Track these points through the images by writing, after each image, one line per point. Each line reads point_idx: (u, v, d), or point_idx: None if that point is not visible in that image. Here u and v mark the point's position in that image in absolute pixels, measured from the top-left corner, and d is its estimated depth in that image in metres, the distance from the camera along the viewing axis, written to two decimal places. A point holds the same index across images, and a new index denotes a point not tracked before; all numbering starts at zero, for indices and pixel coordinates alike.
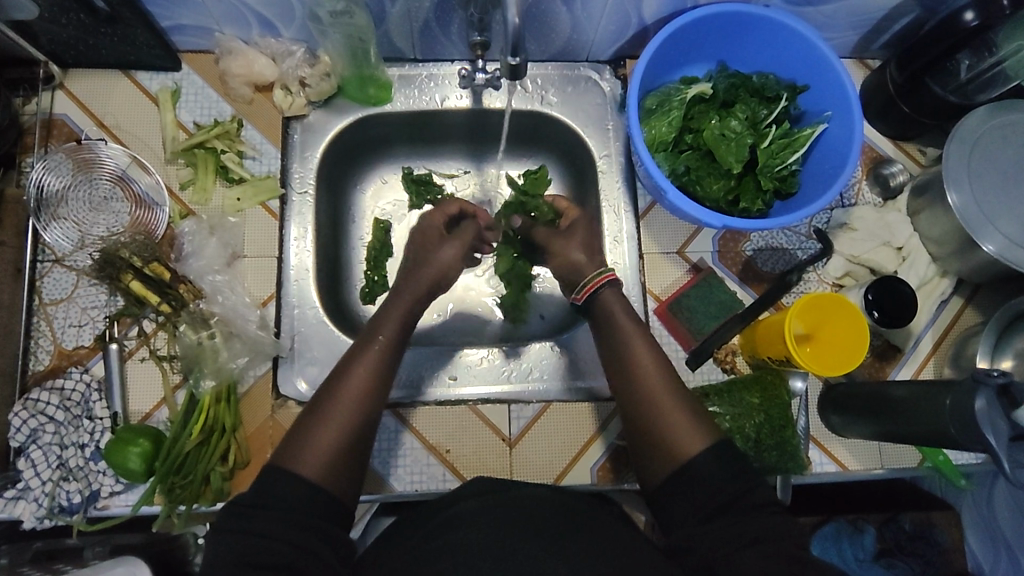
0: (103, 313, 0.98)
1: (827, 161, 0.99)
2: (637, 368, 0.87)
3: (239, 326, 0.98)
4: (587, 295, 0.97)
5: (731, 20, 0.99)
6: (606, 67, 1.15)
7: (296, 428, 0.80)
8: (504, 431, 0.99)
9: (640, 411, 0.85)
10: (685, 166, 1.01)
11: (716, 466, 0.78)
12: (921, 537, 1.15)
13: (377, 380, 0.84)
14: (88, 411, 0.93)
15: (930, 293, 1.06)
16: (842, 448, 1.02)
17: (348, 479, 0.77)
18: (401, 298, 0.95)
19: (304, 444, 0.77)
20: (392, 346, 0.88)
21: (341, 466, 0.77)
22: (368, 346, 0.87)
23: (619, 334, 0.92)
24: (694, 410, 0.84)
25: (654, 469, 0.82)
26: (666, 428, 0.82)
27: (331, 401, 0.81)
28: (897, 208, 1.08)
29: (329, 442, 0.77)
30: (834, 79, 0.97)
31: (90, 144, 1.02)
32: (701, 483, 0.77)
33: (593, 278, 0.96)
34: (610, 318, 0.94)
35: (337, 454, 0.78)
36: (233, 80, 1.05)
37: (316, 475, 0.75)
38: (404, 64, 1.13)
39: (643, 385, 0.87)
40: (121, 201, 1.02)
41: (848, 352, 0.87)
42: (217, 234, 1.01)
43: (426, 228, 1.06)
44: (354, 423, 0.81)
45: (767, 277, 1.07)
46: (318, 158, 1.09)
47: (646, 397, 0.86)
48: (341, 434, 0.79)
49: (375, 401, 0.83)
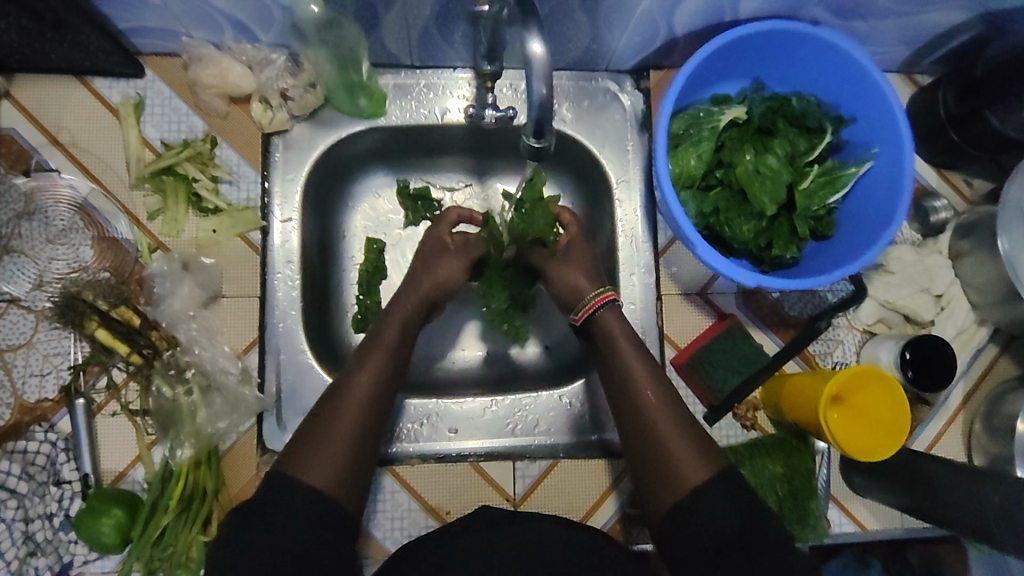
0: (68, 362, 0.88)
1: (870, 206, 0.87)
2: (638, 382, 0.84)
3: (219, 379, 0.89)
4: (585, 317, 0.90)
5: (777, 38, 0.86)
6: (628, 78, 1.02)
7: (303, 436, 0.80)
8: (507, 490, 0.95)
9: (637, 432, 0.83)
10: (713, 206, 0.90)
11: (720, 495, 0.76)
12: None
13: (382, 386, 0.85)
14: (55, 475, 0.85)
15: (966, 344, 0.99)
16: (862, 508, 0.99)
17: (357, 486, 0.79)
18: (400, 302, 0.93)
19: (314, 453, 0.78)
20: (395, 350, 0.89)
21: (351, 474, 0.79)
22: (371, 353, 0.87)
23: (611, 348, 0.87)
24: (693, 430, 0.82)
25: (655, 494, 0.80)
26: (666, 450, 0.80)
27: (336, 409, 0.82)
28: (937, 249, 1.00)
29: (339, 451, 0.78)
30: (885, 110, 0.85)
31: (42, 174, 0.90)
32: (705, 511, 0.75)
33: (593, 298, 0.90)
34: (608, 342, 0.88)
35: (347, 464, 0.79)
36: (203, 92, 0.92)
37: (328, 485, 0.76)
38: (399, 70, 0.99)
39: (637, 410, 0.83)
40: (81, 231, 0.90)
41: (884, 435, 0.81)
42: (191, 273, 0.90)
43: (421, 240, 1.00)
44: (360, 433, 0.81)
45: (793, 322, 0.99)
46: (302, 179, 0.96)
47: (643, 415, 0.83)
48: (349, 444, 0.80)
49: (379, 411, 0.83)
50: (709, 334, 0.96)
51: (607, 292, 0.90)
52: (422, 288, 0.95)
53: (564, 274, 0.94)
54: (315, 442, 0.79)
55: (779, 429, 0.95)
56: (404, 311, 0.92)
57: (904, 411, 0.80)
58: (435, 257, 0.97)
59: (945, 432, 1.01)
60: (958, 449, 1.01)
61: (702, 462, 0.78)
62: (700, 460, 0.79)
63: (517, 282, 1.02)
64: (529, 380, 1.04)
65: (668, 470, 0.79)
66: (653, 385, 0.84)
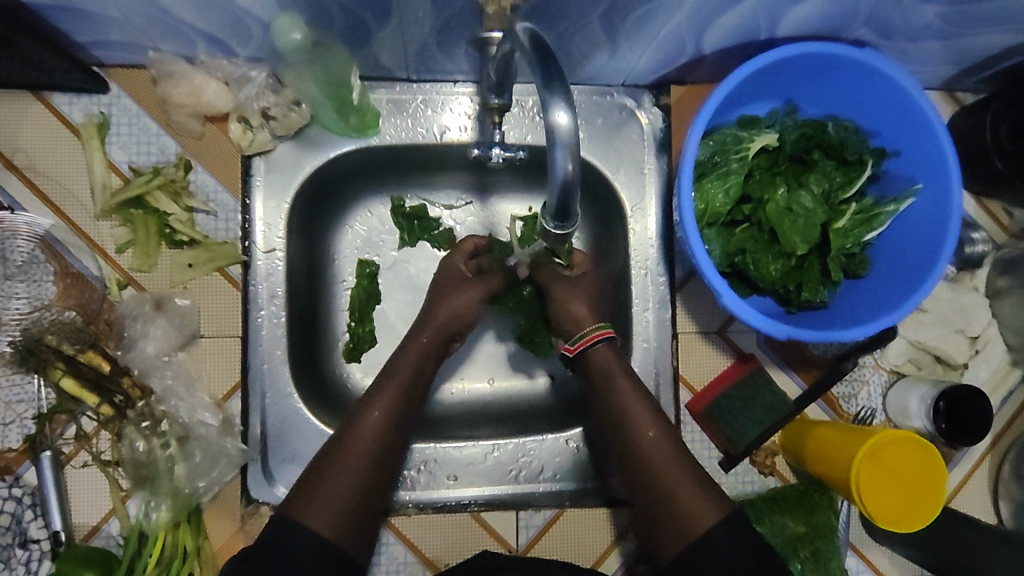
0: (32, 409, 0.81)
1: (909, 246, 0.82)
2: (636, 420, 0.78)
3: (197, 429, 0.83)
4: (580, 351, 0.83)
5: (816, 61, 0.78)
6: (645, 93, 0.94)
7: (309, 476, 0.74)
8: (510, 541, 0.89)
9: (639, 474, 0.77)
10: (738, 245, 0.83)
11: (730, 543, 0.70)
12: None
13: (397, 423, 0.79)
14: (22, 535, 0.79)
15: (998, 387, 0.92)
16: (881, 555, 0.91)
17: (361, 533, 0.73)
18: (416, 335, 0.86)
19: (319, 495, 0.72)
20: (411, 384, 0.82)
21: (356, 520, 0.73)
22: (386, 387, 0.81)
23: (606, 383, 0.81)
24: (697, 472, 0.76)
25: (663, 542, 0.74)
26: (671, 495, 0.74)
27: (344, 447, 0.76)
28: (973, 286, 0.93)
29: (342, 492, 0.73)
30: (932, 145, 0.79)
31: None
32: (717, 562, 0.69)
33: (589, 331, 0.83)
34: (607, 381, 0.81)
35: (352, 508, 0.73)
36: (175, 111, 0.83)
37: (331, 531, 0.70)
38: (394, 84, 0.90)
39: (640, 452, 0.77)
40: (43, 266, 0.82)
41: (917, 502, 0.76)
42: (166, 313, 0.82)
43: (437, 267, 0.92)
44: (367, 473, 0.75)
45: (818, 362, 0.92)
46: (288, 205, 0.88)
47: (643, 456, 0.77)
48: (356, 486, 0.74)
49: (389, 448, 0.78)
50: (728, 378, 0.89)
51: (603, 329, 0.83)
52: (435, 322, 0.86)
53: (567, 304, 0.86)
54: (322, 484, 0.73)
55: (800, 478, 0.90)
56: (421, 344, 0.85)
57: (939, 479, 0.76)
58: (451, 288, 0.88)
59: (971, 477, 0.93)
60: (982, 496, 0.93)
61: (709, 506, 0.73)
62: (708, 503, 0.73)
63: (522, 314, 0.95)
64: (535, 420, 0.96)
65: (674, 517, 0.73)
66: (652, 423, 0.78)
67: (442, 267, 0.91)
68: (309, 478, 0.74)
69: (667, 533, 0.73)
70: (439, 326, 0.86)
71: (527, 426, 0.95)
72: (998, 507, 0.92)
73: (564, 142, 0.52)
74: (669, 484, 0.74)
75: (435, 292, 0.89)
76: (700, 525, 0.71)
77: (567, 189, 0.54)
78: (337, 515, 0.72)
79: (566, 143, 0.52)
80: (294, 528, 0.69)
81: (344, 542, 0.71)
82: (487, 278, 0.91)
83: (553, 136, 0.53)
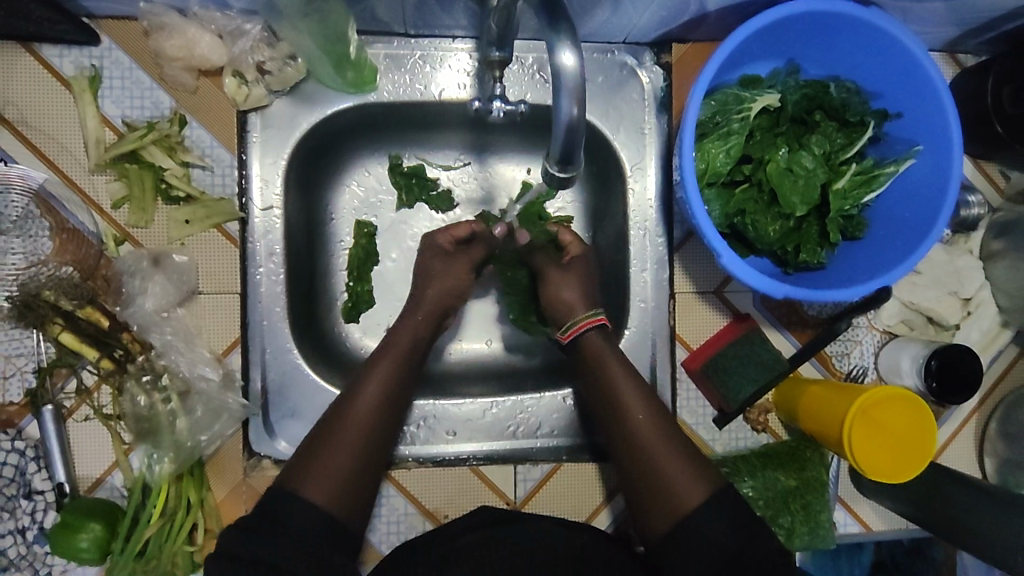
0: (32, 363, 0.81)
1: (907, 209, 0.82)
2: (625, 403, 0.80)
3: (198, 384, 0.83)
4: (572, 338, 0.85)
5: (820, 19, 0.78)
6: (647, 51, 0.93)
7: (308, 447, 0.75)
8: (508, 494, 0.91)
9: (627, 453, 0.78)
10: (738, 206, 0.83)
11: (718, 518, 0.71)
12: None
13: (394, 395, 0.80)
14: (26, 486, 0.80)
15: (988, 348, 0.94)
16: (866, 507, 0.94)
17: (359, 503, 0.75)
18: (411, 312, 0.87)
19: (316, 465, 0.74)
20: (408, 358, 0.83)
21: (354, 490, 0.74)
22: (382, 361, 0.81)
23: (597, 368, 0.82)
24: (687, 449, 0.77)
25: (650, 519, 0.75)
26: (660, 474, 0.75)
27: (343, 418, 0.77)
28: (968, 249, 0.94)
29: (341, 463, 0.74)
30: (935, 107, 0.79)
31: None
32: (704, 538, 0.70)
33: (581, 318, 0.85)
34: (597, 364, 0.82)
35: (350, 479, 0.74)
36: (169, 65, 0.82)
37: (329, 500, 0.72)
38: (392, 39, 0.88)
39: (629, 433, 0.78)
40: (38, 221, 0.80)
41: (906, 460, 0.78)
42: (163, 269, 0.82)
43: (426, 238, 0.93)
44: (365, 444, 0.76)
45: (813, 323, 0.93)
46: (286, 162, 0.87)
47: (633, 436, 0.78)
48: (355, 456, 0.75)
49: (387, 421, 0.79)
50: (725, 338, 0.90)
51: (595, 316, 0.85)
52: (426, 302, 0.87)
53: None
54: (320, 452, 0.74)
55: (792, 434, 0.92)
56: (416, 321, 0.86)
57: (929, 440, 0.78)
58: (436, 264, 0.90)
59: (957, 436, 0.95)
60: (968, 454, 0.95)
61: (698, 483, 0.74)
62: (695, 480, 0.74)
63: (520, 273, 0.95)
64: (532, 379, 0.97)
65: (664, 493, 0.74)
66: (642, 406, 0.79)
67: (424, 246, 0.92)
68: (307, 449, 0.75)
69: (653, 507, 0.75)
70: (434, 303, 0.88)
71: (524, 384, 0.96)
72: (982, 463, 0.95)
73: (569, 86, 0.56)
74: (659, 463, 0.76)
75: (421, 272, 0.90)
76: (689, 501, 0.73)
77: (571, 133, 0.58)
78: (335, 484, 0.73)
79: (571, 89, 0.56)
80: (292, 499, 0.71)
81: (342, 511, 0.73)
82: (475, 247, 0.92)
83: (559, 78, 0.56)
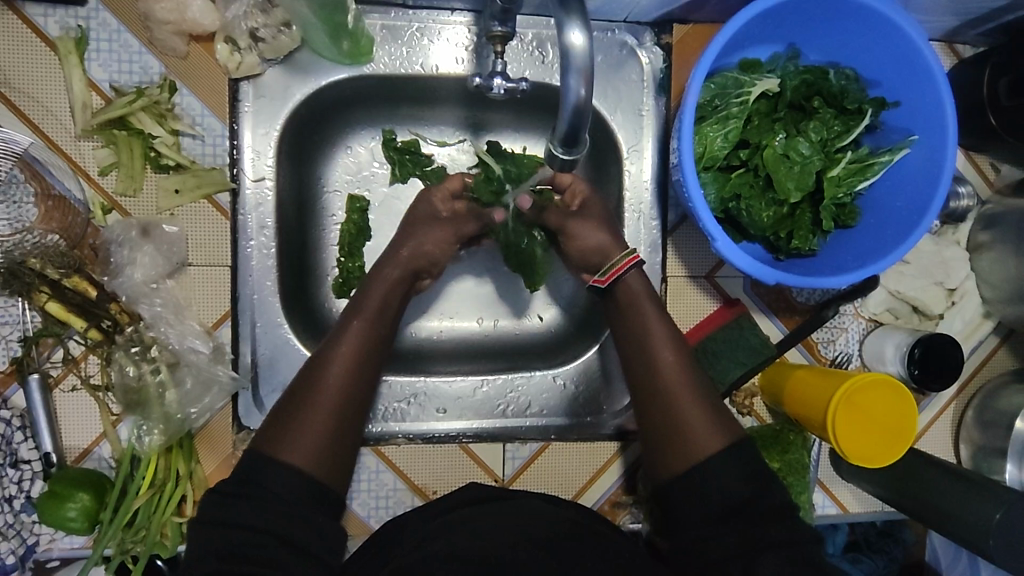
0: (17, 332, 0.80)
1: (899, 197, 0.83)
2: (655, 346, 0.81)
3: (187, 357, 0.83)
4: (611, 281, 0.84)
5: (823, 3, 0.78)
6: (647, 31, 0.92)
7: (282, 412, 0.75)
8: (497, 471, 0.92)
9: (645, 401, 0.80)
10: (733, 191, 0.84)
11: (720, 465, 0.73)
12: (889, 534, 1.09)
13: (367, 357, 0.79)
14: (12, 455, 0.79)
15: (969, 337, 0.96)
16: (847, 491, 0.95)
17: (343, 464, 0.75)
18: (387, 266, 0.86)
19: (292, 429, 0.73)
20: (378, 318, 0.82)
21: (334, 454, 0.74)
22: (351, 323, 0.80)
23: (630, 312, 0.83)
24: (711, 402, 0.78)
25: (663, 462, 0.77)
26: (681, 422, 0.77)
27: (317, 383, 0.76)
28: (955, 240, 0.95)
29: (317, 427, 0.73)
30: (933, 96, 0.79)
31: None
32: (715, 485, 0.72)
33: (619, 258, 0.85)
34: (632, 305, 0.83)
35: (328, 443, 0.74)
36: (158, 28, 0.79)
37: (308, 465, 0.71)
38: (389, 10, 0.87)
39: (649, 384, 0.80)
40: (21, 187, 0.79)
41: (874, 453, 0.81)
42: (152, 240, 0.81)
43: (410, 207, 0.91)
44: (340, 408, 0.76)
45: (800, 309, 0.94)
46: (278, 133, 0.86)
47: (658, 380, 0.79)
48: (333, 419, 0.75)
49: (361, 382, 0.78)
50: (715, 323, 0.91)
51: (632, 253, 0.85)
52: (406, 253, 0.87)
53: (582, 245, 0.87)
54: (296, 418, 0.74)
55: (776, 418, 0.94)
56: (389, 279, 0.85)
57: (903, 439, 0.81)
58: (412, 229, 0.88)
59: (936, 421, 0.97)
60: (945, 438, 0.98)
61: (716, 433, 0.75)
62: (716, 432, 0.76)
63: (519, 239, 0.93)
64: (523, 360, 0.98)
65: (680, 441, 0.76)
66: (672, 348, 0.80)
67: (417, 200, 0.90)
68: (281, 415, 0.74)
69: (669, 454, 0.76)
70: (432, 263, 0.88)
71: (514, 363, 0.98)
72: (958, 448, 0.98)
73: (578, 65, 0.56)
74: (679, 411, 0.77)
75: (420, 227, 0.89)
76: (704, 451, 0.74)
77: (578, 113, 0.58)
78: (313, 451, 0.72)
79: (580, 67, 0.56)
80: (274, 464, 0.70)
81: (321, 473, 0.72)
82: (478, 217, 0.91)
83: (568, 58, 0.56)
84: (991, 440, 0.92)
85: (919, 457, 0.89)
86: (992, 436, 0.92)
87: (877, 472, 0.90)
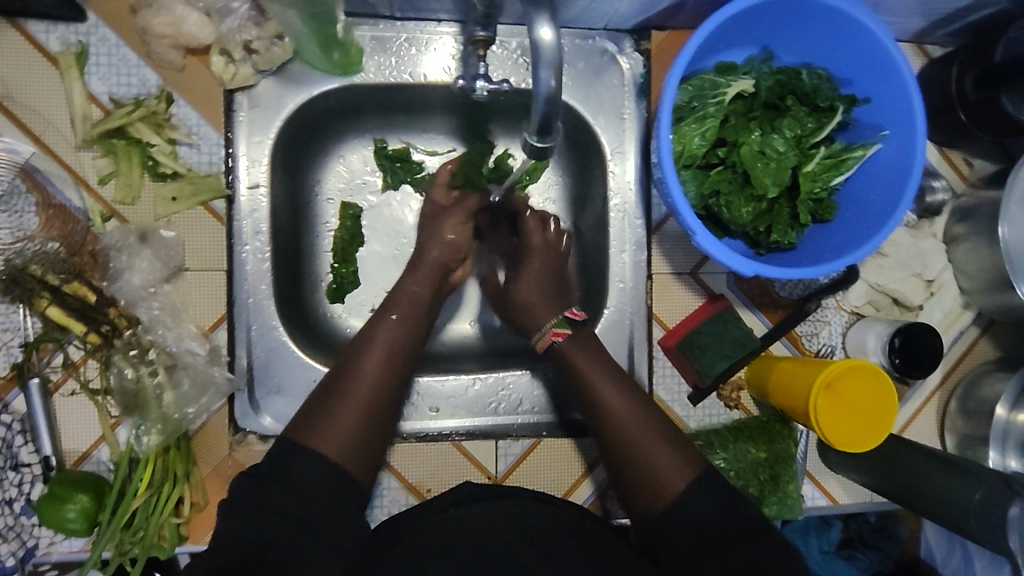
0: (18, 338, 0.82)
1: (873, 190, 0.86)
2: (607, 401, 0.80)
3: (184, 359, 0.85)
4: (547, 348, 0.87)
5: (793, 5, 0.81)
6: (627, 38, 0.95)
7: (304, 414, 0.76)
8: (489, 469, 0.93)
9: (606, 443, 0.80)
10: (713, 188, 0.87)
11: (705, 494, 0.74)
12: (884, 530, 1.11)
13: (398, 356, 0.80)
14: (13, 458, 0.81)
15: (949, 327, 0.98)
16: (835, 482, 0.96)
17: (369, 458, 0.75)
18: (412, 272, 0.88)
19: (323, 420, 0.74)
20: (410, 320, 0.83)
21: (363, 443, 0.75)
22: (383, 325, 0.82)
23: (577, 375, 0.83)
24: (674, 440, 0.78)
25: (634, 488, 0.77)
26: (650, 463, 0.76)
27: (350, 378, 0.77)
28: (932, 232, 0.98)
29: (349, 420, 0.75)
30: (898, 91, 0.82)
31: None
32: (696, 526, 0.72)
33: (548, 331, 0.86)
34: (578, 370, 0.83)
35: (355, 427, 0.75)
36: (155, 42, 0.82)
37: (336, 456, 0.73)
38: (377, 21, 0.90)
39: (610, 392, 0.81)
40: (24, 197, 0.81)
41: (857, 435, 0.83)
42: (150, 246, 0.83)
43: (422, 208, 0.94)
44: (370, 402, 0.77)
45: (783, 303, 0.97)
46: (271, 142, 0.88)
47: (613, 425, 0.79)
48: (359, 411, 0.76)
49: (393, 379, 0.79)
50: (699, 317, 0.93)
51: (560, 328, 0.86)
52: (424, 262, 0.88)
53: None
54: (327, 411, 0.75)
55: (762, 410, 0.95)
56: (415, 282, 0.87)
57: (883, 428, 0.83)
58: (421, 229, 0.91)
59: (920, 412, 0.99)
60: (931, 428, 0.99)
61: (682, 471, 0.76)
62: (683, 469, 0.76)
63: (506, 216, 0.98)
64: (513, 359, 1.00)
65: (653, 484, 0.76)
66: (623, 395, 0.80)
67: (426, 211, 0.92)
68: (315, 404, 0.76)
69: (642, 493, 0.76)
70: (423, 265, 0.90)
71: (506, 362, 1.00)
72: (944, 438, 0.99)
73: (547, 59, 0.59)
74: (637, 444, 0.77)
75: None
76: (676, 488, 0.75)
77: (550, 103, 0.61)
78: (342, 442, 0.73)
79: (550, 61, 0.59)
80: (300, 455, 0.71)
81: (348, 463, 0.73)
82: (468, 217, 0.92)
83: (538, 51, 0.59)
84: (974, 428, 0.94)
85: (904, 444, 0.91)
86: (975, 424, 0.94)
87: (864, 461, 0.91)
